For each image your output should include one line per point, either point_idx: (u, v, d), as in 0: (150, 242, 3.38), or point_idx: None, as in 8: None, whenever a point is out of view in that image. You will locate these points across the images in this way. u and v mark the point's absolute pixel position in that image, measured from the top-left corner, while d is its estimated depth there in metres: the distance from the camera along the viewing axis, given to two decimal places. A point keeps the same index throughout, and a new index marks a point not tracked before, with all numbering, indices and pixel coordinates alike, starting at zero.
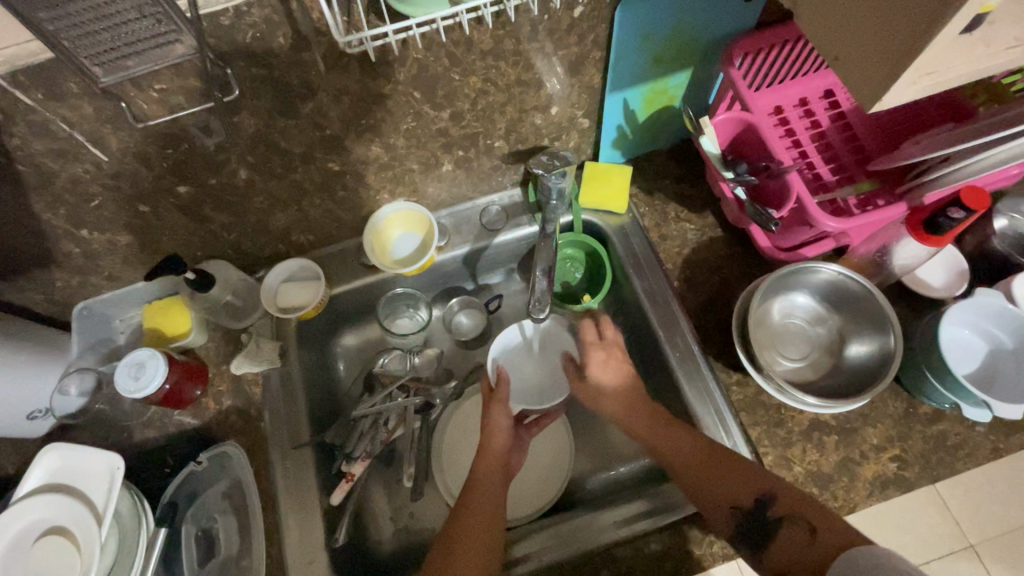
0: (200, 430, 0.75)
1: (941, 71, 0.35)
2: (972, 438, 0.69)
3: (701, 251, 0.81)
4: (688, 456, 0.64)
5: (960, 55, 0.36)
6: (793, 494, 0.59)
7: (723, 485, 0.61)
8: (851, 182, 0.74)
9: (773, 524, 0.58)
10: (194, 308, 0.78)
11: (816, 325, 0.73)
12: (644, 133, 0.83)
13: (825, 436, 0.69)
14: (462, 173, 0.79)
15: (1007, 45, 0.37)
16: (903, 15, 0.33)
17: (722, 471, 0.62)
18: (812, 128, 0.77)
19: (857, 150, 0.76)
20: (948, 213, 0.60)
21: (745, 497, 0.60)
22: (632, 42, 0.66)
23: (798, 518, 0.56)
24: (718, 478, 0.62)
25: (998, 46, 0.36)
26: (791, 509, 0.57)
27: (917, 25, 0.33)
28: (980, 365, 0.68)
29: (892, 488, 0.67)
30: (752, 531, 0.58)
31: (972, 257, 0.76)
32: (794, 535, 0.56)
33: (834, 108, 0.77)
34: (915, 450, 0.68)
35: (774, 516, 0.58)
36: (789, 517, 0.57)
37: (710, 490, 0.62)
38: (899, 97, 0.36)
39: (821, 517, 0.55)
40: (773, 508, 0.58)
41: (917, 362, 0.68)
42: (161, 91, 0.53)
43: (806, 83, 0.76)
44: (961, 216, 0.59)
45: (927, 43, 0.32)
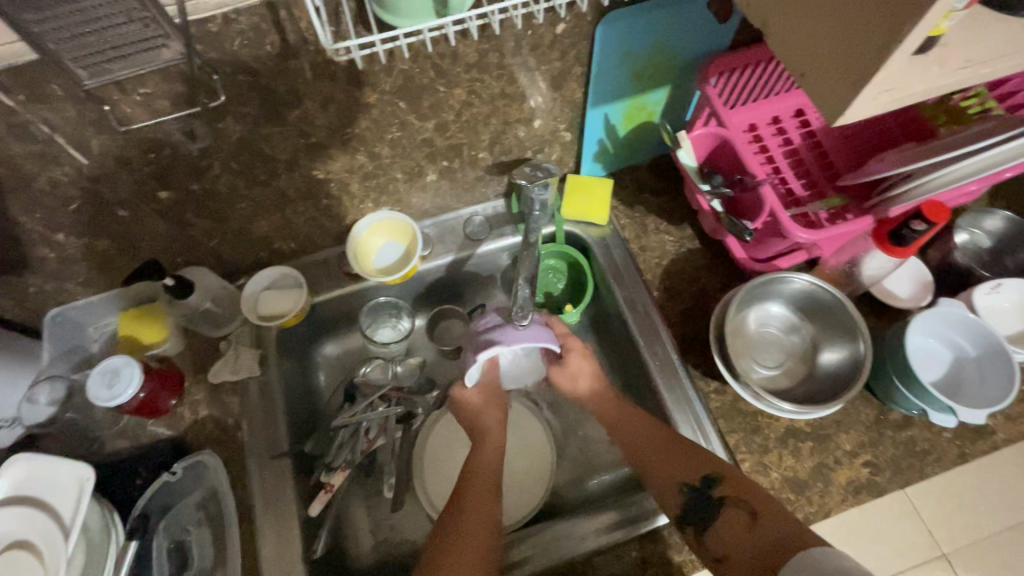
0: (175, 441, 0.73)
1: (899, 88, 0.38)
2: (940, 442, 0.71)
3: (680, 262, 0.83)
4: (647, 444, 0.67)
5: (915, 73, 0.38)
6: (740, 479, 0.62)
7: (677, 470, 0.64)
8: (821, 196, 0.77)
9: (717, 503, 0.61)
10: (172, 317, 0.76)
11: (790, 333, 0.75)
12: (624, 147, 0.85)
13: (800, 442, 0.71)
14: (446, 183, 0.80)
15: (958, 66, 0.39)
16: (858, 41, 0.36)
17: (679, 458, 0.65)
18: (784, 145, 0.80)
19: (827, 166, 0.79)
20: (913, 225, 0.64)
21: (694, 479, 0.63)
22: (612, 60, 0.69)
23: (745, 501, 0.60)
24: (677, 464, 0.65)
25: (951, 67, 0.39)
26: (738, 493, 0.61)
27: (875, 46, 0.35)
28: (942, 372, 0.71)
29: (865, 492, 0.68)
30: (698, 510, 0.62)
31: (935, 269, 0.79)
32: (733, 519, 0.60)
33: (804, 126, 0.81)
34: (886, 455, 0.70)
35: (720, 495, 0.62)
36: (736, 499, 0.61)
37: (659, 474, 0.65)
38: (860, 111, 0.39)
39: (763, 501, 0.59)
40: (720, 487, 0.62)
41: (884, 369, 0.70)
42: (146, 95, 0.53)
43: (777, 103, 0.80)
44: (922, 228, 0.64)
45: (884, 62, 0.35)
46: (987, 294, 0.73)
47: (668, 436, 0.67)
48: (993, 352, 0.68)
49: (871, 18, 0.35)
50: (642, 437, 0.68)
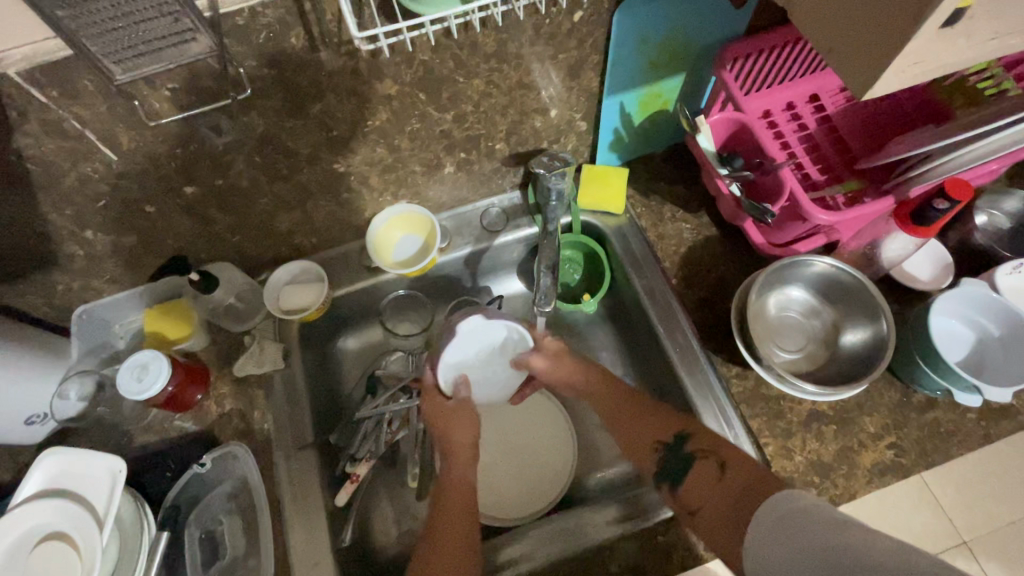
0: (202, 434, 0.74)
1: (928, 62, 0.38)
2: (965, 424, 0.70)
3: (698, 249, 0.83)
4: (625, 412, 0.71)
5: (946, 45, 0.38)
6: (711, 432, 0.65)
7: (651, 432, 0.68)
8: (839, 180, 0.77)
9: (689, 457, 0.64)
10: (197, 311, 0.78)
11: (811, 317, 0.75)
12: (639, 137, 0.85)
13: (824, 425, 0.71)
14: (463, 175, 0.81)
15: (988, 38, 0.39)
16: (886, 15, 0.36)
17: (654, 419, 0.68)
18: (800, 130, 0.80)
19: (844, 151, 0.79)
20: (936, 204, 0.63)
21: (666, 438, 0.66)
22: (629, 47, 0.69)
23: (714, 453, 0.62)
24: (649, 424, 0.68)
25: (980, 40, 0.39)
26: (708, 446, 0.64)
27: (903, 18, 0.35)
28: (965, 352, 0.70)
29: (891, 475, 0.68)
30: (672, 466, 0.65)
31: (956, 251, 0.79)
32: (704, 472, 0.62)
33: (819, 111, 0.81)
34: (911, 438, 0.70)
35: (693, 450, 0.64)
36: (705, 452, 0.63)
37: (639, 433, 0.69)
38: (888, 85, 0.39)
39: (733, 456, 0.61)
40: (693, 443, 0.64)
41: (908, 350, 0.70)
42: (173, 90, 0.54)
43: (792, 89, 0.80)
44: (946, 206, 0.63)
45: (914, 33, 0.35)
46: (1011, 275, 0.73)
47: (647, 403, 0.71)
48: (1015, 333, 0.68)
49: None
50: (623, 407, 0.72)
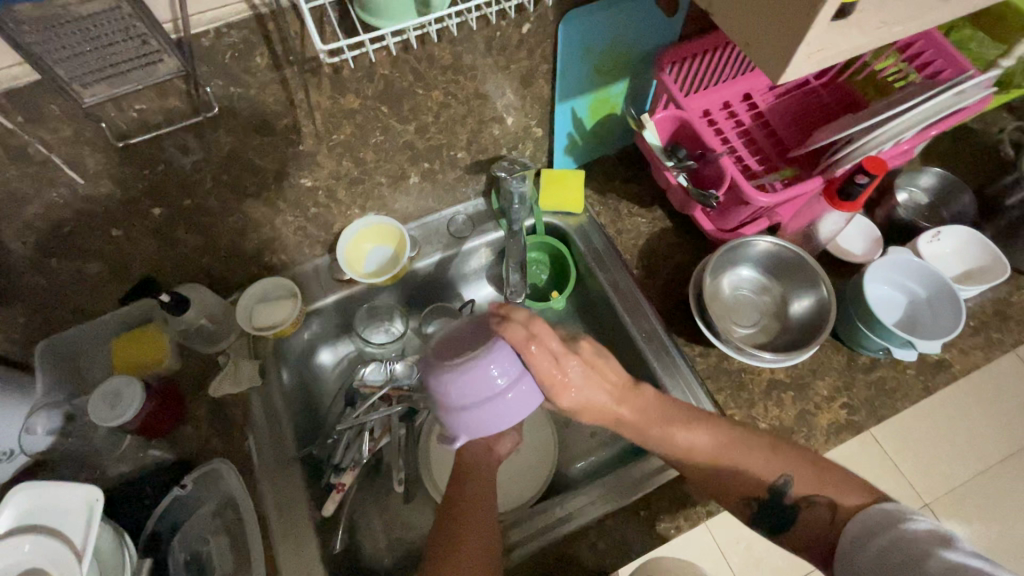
0: (180, 459, 0.73)
1: (827, 50, 0.44)
2: (907, 380, 0.77)
3: (655, 241, 0.88)
4: (708, 461, 0.62)
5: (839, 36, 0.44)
6: (813, 472, 0.61)
7: (744, 480, 0.62)
8: (776, 169, 0.85)
9: (792, 508, 0.60)
10: (168, 333, 0.76)
11: (762, 293, 0.80)
12: (592, 139, 0.90)
13: (782, 392, 0.76)
14: (428, 185, 0.84)
15: (876, 27, 0.45)
16: (787, 12, 0.42)
17: (743, 465, 0.62)
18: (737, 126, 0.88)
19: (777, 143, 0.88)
20: (856, 179, 0.69)
21: (762, 488, 0.62)
22: (575, 56, 0.74)
23: (819, 499, 0.59)
24: (747, 476, 0.62)
25: (868, 29, 0.45)
26: (812, 491, 0.60)
27: (801, 13, 0.41)
28: (900, 312, 0.77)
29: (846, 432, 0.74)
30: (771, 514, 0.61)
31: (883, 226, 0.87)
32: (813, 517, 0.59)
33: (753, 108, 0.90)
34: (860, 396, 0.75)
35: (796, 498, 0.60)
36: (811, 499, 0.60)
37: (733, 480, 0.62)
38: (798, 69, 0.44)
39: (839, 489, 0.59)
40: (794, 490, 0.60)
41: (848, 316, 0.76)
42: (141, 111, 0.56)
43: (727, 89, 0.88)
44: (866, 181, 0.69)
45: (811, 23, 0.40)
46: (930, 242, 0.81)
47: (723, 434, 0.64)
48: (938, 289, 0.75)
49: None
50: (699, 454, 0.63)
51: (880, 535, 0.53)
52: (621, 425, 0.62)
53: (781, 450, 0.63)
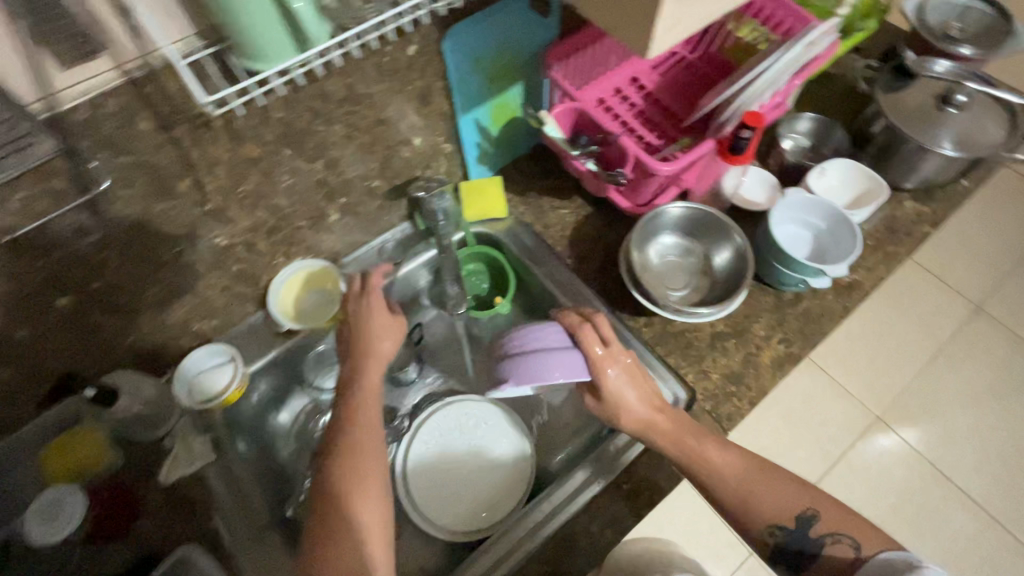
0: (142, 557, 0.68)
1: (683, 21, 0.48)
2: (829, 305, 0.84)
3: (582, 228, 0.92)
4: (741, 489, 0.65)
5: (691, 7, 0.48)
6: (836, 508, 0.65)
7: (769, 505, 0.65)
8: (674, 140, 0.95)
9: (819, 542, 0.63)
10: (103, 428, 0.71)
11: (688, 255, 0.85)
12: (501, 146, 0.93)
13: (725, 341, 0.81)
14: (350, 219, 0.84)
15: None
16: None
17: (770, 489, 0.66)
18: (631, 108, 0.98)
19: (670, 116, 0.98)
20: (740, 134, 0.75)
21: (788, 519, 0.65)
22: (466, 68, 0.77)
23: (842, 536, 0.63)
24: (772, 502, 0.65)
25: None
26: (838, 526, 0.63)
27: None
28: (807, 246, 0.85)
29: (788, 363, 0.79)
30: (795, 550, 0.64)
31: (778, 173, 0.95)
32: (838, 551, 0.62)
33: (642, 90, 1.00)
34: (793, 328, 0.82)
35: (821, 533, 0.64)
36: (835, 535, 0.63)
37: (762, 508, 0.65)
38: (661, 43, 0.48)
39: (860, 527, 0.63)
40: (820, 525, 0.64)
41: (766, 258, 0.83)
42: (24, 198, 0.54)
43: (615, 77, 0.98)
44: (748, 134, 0.75)
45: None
46: (819, 179, 0.89)
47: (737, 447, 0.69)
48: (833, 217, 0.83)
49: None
50: (726, 472, 0.66)
51: None
52: (653, 431, 0.68)
53: (812, 489, 0.67)
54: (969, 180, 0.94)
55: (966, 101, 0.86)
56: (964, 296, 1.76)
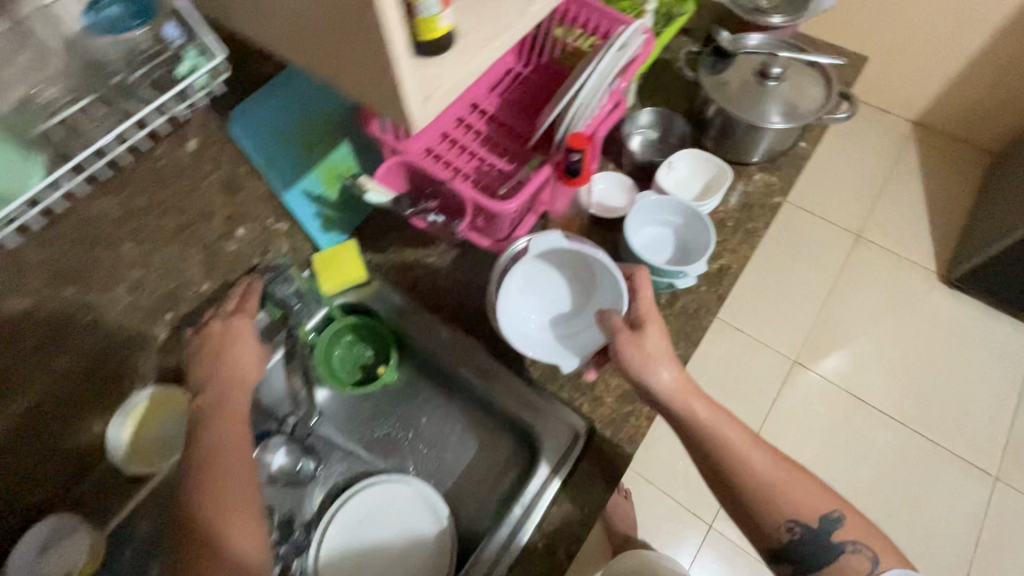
0: None
1: (438, 86, 0.43)
2: (704, 297, 0.84)
3: (451, 273, 0.87)
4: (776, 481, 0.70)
5: (443, 68, 0.44)
6: (849, 509, 0.72)
7: (796, 503, 0.70)
8: (524, 160, 0.93)
9: (836, 546, 0.70)
10: None
11: (557, 278, 0.81)
12: (346, 210, 0.86)
13: (613, 360, 0.79)
14: (186, 332, 0.75)
15: (479, 44, 0.46)
16: (373, 69, 0.41)
17: (801, 489, 0.71)
18: (476, 136, 0.96)
19: (515, 134, 0.96)
20: (570, 159, 0.70)
21: (812, 517, 0.70)
22: (269, 143, 0.76)
23: (857, 546, 0.70)
24: (797, 503, 0.70)
25: (475, 47, 0.46)
26: (854, 533, 0.70)
27: (381, 69, 0.40)
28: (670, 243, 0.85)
29: (676, 367, 0.79)
30: (806, 552, 0.70)
31: (632, 173, 0.95)
32: (858, 560, 0.69)
33: (484, 114, 0.98)
34: (675, 330, 0.81)
35: (841, 535, 0.70)
36: (853, 544, 0.70)
37: (786, 503, 0.70)
38: (425, 114, 0.44)
39: (876, 540, 0.71)
40: (841, 526, 0.70)
41: (633, 267, 0.82)
42: None
43: (453, 109, 0.96)
44: (578, 156, 0.70)
45: (397, 75, 0.40)
46: (668, 174, 0.90)
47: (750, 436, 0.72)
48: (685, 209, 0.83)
49: (359, 36, 0.39)
50: (763, 472, 0.70)
51: None
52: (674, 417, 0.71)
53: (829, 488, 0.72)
54: (806, 143, 0.97)
55: (782, 72, 0.90)
56: (845, 230, 1.86)
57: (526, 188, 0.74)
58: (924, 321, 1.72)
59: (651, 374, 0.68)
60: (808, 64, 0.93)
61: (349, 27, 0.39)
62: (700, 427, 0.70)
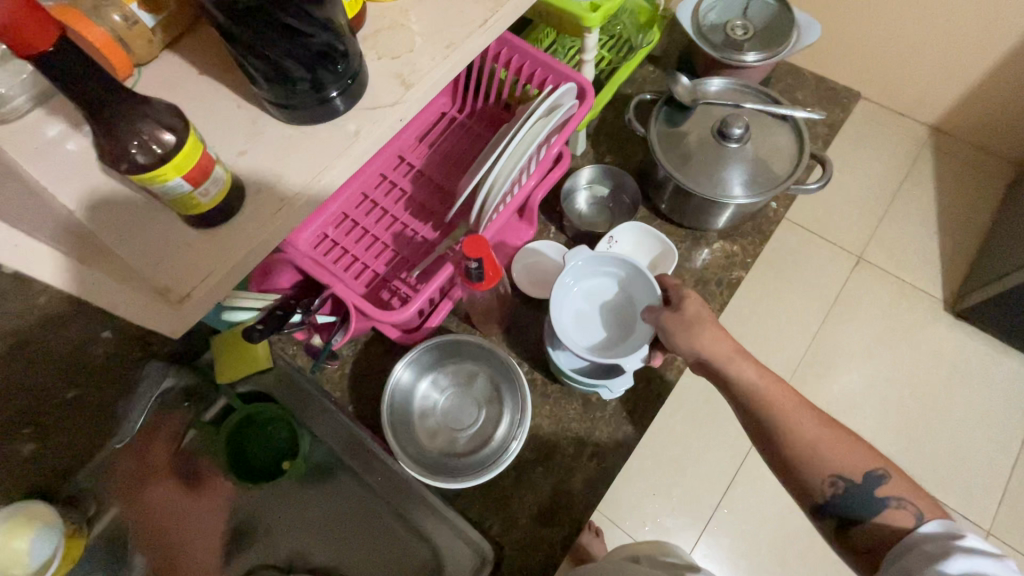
0: None
1: (207, 277, 0.36)
2: (642, 395, 0.74)
3: (363, 360, 0.79)
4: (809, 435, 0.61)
5: (216, 253, 0.36)
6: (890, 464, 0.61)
7: (837, 457, 0.60)
8: (449, 228, 0.82)
9: (879, 500, 0.58)
10: None
11: (471, 384, 0.73)
12: None
13: (532, 472, 0.71)
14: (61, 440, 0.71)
15: (275, 210, 0.38)
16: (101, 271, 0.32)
17: (834, 444, 0.61)
18: (398, 195, 0.85)
19: (443, 194, 0.85)
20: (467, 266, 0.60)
21: (854, 471, 0.59)
22: None
23: (908, 501, 0.57)
24: (836, 454, 0.60)
25: (264, 218, 0.38)
26: (904, 491, 0.58)
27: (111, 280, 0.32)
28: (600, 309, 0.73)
29: (603, 482, 0.70)
30: (848, 507, 0.59)
31: (572, 241, 0.84)
32: (901, 515, 0.57)
33: (410, 168, 0.86)
34: (604, 437, 0.72)
35: (886, 493, 0.58)
36: (897, 500, 0.58)
37: (832, 461, 0.60)
38: (193, 311, 0.35)
39: (914, 490, 0.58)
40: (886, 485, 0.59)
41: (557, 366, 0.72)
42: None
43: (373, 163, 0.84)
44: (476, 264, 0.60)
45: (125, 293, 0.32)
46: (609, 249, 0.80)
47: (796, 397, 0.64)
48: (609, 260, 0.71)
49: (80, 257, 0.31)
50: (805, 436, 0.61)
51: (907, 558, 0.54)
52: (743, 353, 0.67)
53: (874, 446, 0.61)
54: (777, 204, 0.85)
55: (745, 131, 0.76)
56: (845, 250, 1.61)
57: (424, 290, 0.66)
58: (930, 353, 1.52)
59: (697, 337, 0.66)
60: (779, 117, 0.80)
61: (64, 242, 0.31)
62: (749, 392, 0.65)
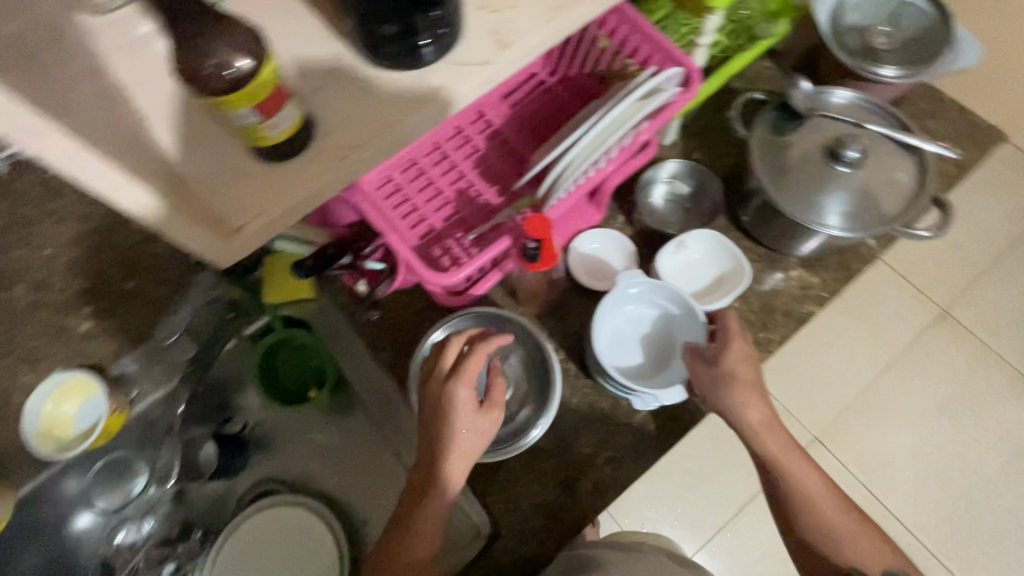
0: None
1: (268, 212, 0.35)
2: (674, 412, 0.71)
3: None
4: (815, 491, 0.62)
5: (282, 188, 0.36)
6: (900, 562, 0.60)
7: (854, 548, 0.59)
8: (514, 197, 0.79)
9: None
10: None
11: (503, 359, 0.71)
12: None
13: (543, 461, 0.69)
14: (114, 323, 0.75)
15: (341, 155, 0.37)
16: (176, 187, 0.33)
17: (853, 536, 0.60)
18: (470, 152, 0.82)
19: (516, 161, 0.82)
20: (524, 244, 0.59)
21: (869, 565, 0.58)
22: None
23: None
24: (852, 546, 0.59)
25: (330, 160, 0.37)
26: None
27: (179, 197, 0.32)
28: (641, 339, 0.71)
29: (612, 489, 0.68)
30: None
31: (637, 236, 0.79)
32: None
33: (487, 126, 0.83)
34: (624, 445, 0.70)
35: None
36: None
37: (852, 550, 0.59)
38: (245, 243, 0.35)
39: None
40: None
41: (593, 362, 0.70)
42: None
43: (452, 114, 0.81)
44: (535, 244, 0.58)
45: (189, 215, 0.32)
46: (676, 253, 0.75)
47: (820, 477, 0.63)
48: (660, 290, 0.70)
49: (141, 171, 0.30)
50: (822, 513, 0.60)
51: None
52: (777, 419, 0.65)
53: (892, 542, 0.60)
54: (873, 242, 0.77)
55: (862, 155, 0.68)
56: (928, 299, 1.44)
57: (478, 257, 0.64)
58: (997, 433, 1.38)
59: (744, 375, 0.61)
60: (903, 147, 0.71)
61: (129, 149, 0.30)
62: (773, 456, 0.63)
